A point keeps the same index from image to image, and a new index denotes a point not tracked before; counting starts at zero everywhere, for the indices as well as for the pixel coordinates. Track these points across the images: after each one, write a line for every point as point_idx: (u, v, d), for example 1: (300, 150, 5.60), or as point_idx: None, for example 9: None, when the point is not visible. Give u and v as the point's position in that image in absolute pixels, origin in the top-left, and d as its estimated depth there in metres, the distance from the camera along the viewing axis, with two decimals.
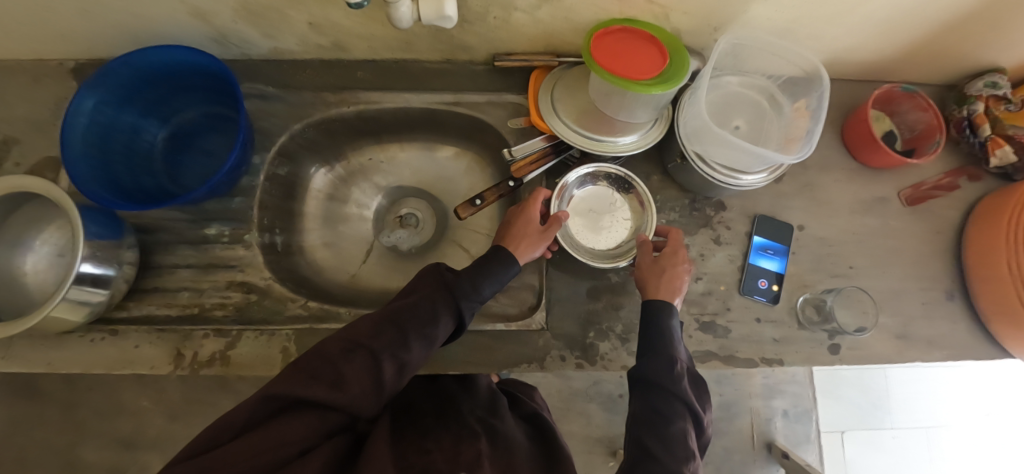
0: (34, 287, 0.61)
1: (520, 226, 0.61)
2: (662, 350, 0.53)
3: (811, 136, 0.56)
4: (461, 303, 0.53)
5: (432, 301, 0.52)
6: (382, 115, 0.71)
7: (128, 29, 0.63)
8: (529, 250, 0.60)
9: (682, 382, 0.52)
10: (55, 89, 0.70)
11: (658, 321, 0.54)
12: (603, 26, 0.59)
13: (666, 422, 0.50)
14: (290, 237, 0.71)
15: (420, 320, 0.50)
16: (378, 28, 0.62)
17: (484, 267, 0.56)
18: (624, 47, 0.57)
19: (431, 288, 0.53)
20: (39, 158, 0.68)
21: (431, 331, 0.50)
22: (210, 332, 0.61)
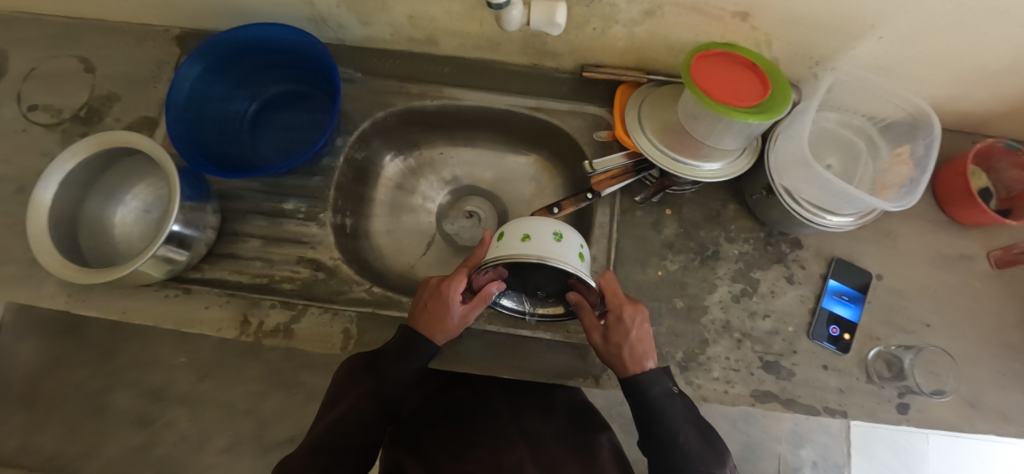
0: (121, 239, 0.64)
1: (437, 305, 0.56)
2: (659, 424, 0.53)
3: (914, 184, 0.53)
4: (385, 390, 0.55)
5: (357, 405, 0.54)
6: (461, 111, 0.71)
7: (237, 3, 0.65)
8: (445, 331, 0.56)
9: (690, 443, 0.52)
10: (156, 52, 0.73)
11: (641, 396, 0.53)
12: (704, 48, 0.58)
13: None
14: (357, 220, 0.72)
15: (359, 423, 0.54)
16: (475, 27, 0.63)
17: (404, 349, 0.56)
18: (722, 70, 0.56)
19: (354, 394, 0.55)
20: (135, 116, 0.71)
21: (367, 425, 0.54)
22: (277, 303, 0.63)
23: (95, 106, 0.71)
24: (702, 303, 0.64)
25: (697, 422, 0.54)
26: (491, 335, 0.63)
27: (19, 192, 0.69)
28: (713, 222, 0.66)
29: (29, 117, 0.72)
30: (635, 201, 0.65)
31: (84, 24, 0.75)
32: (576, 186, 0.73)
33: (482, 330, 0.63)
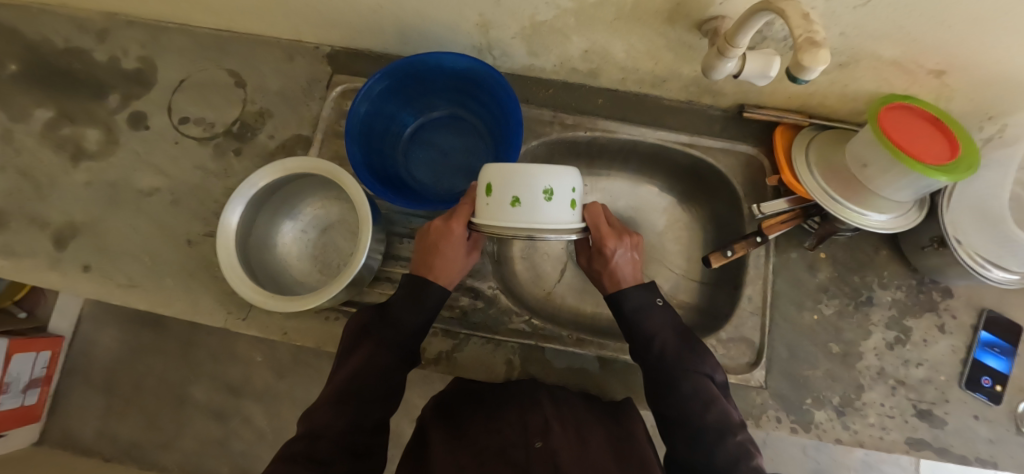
0: (286, 259, 0.65)
1: (452, 259, 0.55)
2: (643, 325, 0.54)
3: None
4: (403, 324, 0.53)
5: (376, 350, 0.52)
6: (612, 143, 0.72)
7: (410, 29, 0.66)
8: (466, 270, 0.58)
9: (683, 357, 0.52)
10: (308, 69, 0.74)
11: (622, 310, 0.55)
12: (882, 103, 0.59)
13: (688, 389, 0.50)
14: (500, 246, 0.73)
15: (376, 371, 0.50)
16: (647, 64, 0.63)
17: (415, 300, 0.53)
18: (906, 126, 0.57)
19: (371, 340, 0.52)
20: (290, 133, 0.71)
21: (389, 370, 0.51)
22: (439, 331, 0.63)
23: (247, 120, 0.72)
24: (857, 348, 0.64)
25: (676, 328, 0.54)
26: None
27: (174, 204, 0.70)
28: (866, 267, 0.67)
29: (181, 128, 0.72)
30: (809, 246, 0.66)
31: (234, 37, 0.76)
32: (718, 221, 0.74)
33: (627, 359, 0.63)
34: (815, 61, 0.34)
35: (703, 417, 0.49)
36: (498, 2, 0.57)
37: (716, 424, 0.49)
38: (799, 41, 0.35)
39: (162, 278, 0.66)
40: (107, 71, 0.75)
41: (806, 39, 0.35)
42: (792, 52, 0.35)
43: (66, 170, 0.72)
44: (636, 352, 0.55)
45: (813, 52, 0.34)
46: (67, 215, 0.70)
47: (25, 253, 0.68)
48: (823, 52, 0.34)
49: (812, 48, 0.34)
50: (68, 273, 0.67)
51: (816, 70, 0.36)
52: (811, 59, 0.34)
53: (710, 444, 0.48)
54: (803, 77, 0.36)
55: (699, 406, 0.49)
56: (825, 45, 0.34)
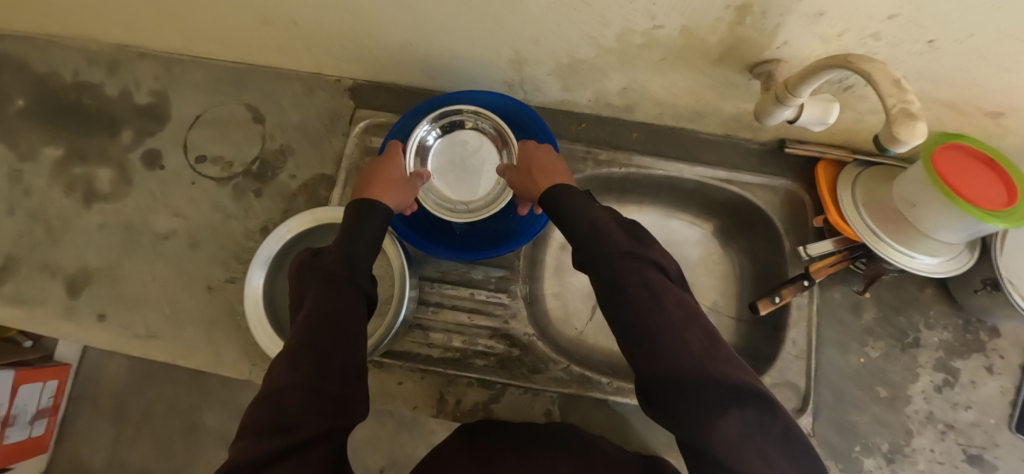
0: None
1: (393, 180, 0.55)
2: (581, 225, 0.44)
3: None
4: (353, 256, 0.44)
5: (319, 288, 0.42)
6: (646, 178, 0.70)
7: (439, 66, 0.64)
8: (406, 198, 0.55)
9: (640, 252, 0.40)
10: (329, 103, 0.71)
11: (575, 215, 0.45)
12: (935, 142, 0.57)
13: (630, 278, 0.38)
14: (531, 285, 0.71)
15: (325, 302, 0.40)
16: (687, 100, 0.61)
17: (363, 233, 0.47)
18: (958, 167, 0.55)
19: (310, 279, 0.43)
20: (312, 172, 0.68)
21: (343, 295, 0.41)
22: (474, 381, 0.62)
23: (267, 158, 0.69)
24: (905, 391, 0.62)
25: (623, 224, 0.44)
26: None
27: (193, 247, 0.67)
28: (911, 307, 0.65)
29: (197, 168, 0.69)
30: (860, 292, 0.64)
31: (250, 70, 0.73)
32: (755, 257, 0.71)
33: None
34: (912, 135, 0.32)
35: (662, 321, 0.36)
36: (538, 42, 0.55)
37: (675, 327, 0.35)
38: (891, 111, 0.33)
39: (182, 328, 0.64)
40: (118, 106, 0.72)
41: (897, 109, 0.33)
42: (884, 124, 0.33)
43: (80, 212, 0.69)
44: (581, 263, 0.43)
45: (909, 125, 0.32)
46: (81, 259, 0.67)
47: (37, 301, 0.65)
48: (921, 125, 0.32)
49: (905, 117, 0.32)
50: (83, 323, 0.64)
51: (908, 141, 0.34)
52: (907, 132, 0.32)
53: (704, 381, 0.32)
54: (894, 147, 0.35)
55: (670, 315, 0.36)
56: (923, 117, 0.32)
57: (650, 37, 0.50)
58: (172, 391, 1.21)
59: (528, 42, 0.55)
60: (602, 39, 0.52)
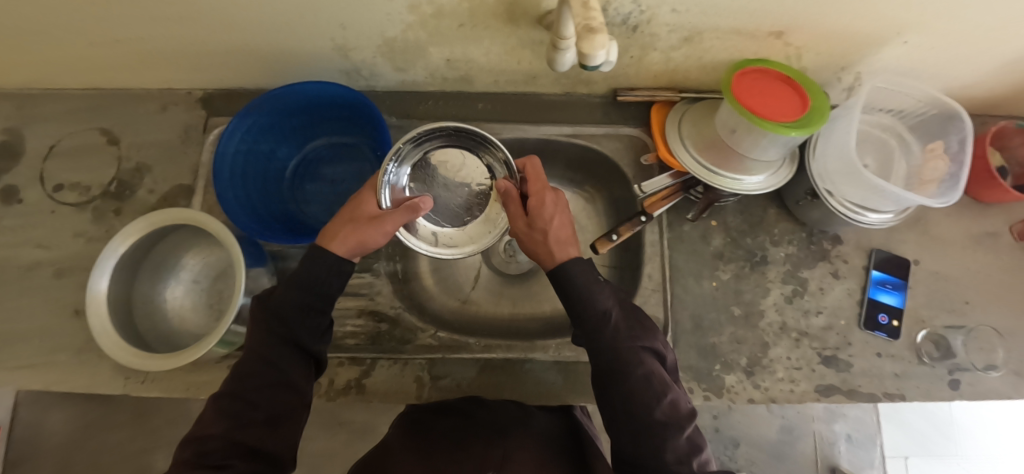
0: (177, 313, 0.64)
1: (360, 226, 0.49)
2: (593, 307, 0.48)
3: (955, 179, 0.56)
4: (289, 323, 0.46)
5: (264, 355, 0.46)
6: (500, 145, 0.72)
7: (271, 63, 0.65)
8: (360, 244, 0.49)
9: (634, 335, 0.48)
10: (183, 116, 0.72)
11: (573, 284, 0.48)
12: (737, 68, 0.60)
13: (636, 378, 0.45)
14: (406, 263, 0.72)
15: (252, 363, 0.46)
16: (511, 64, 0.64)
17: (310, 280, 0.47)
18: (757, 85, 0.58)
19: (252, 341, 0.47)
20: (170, 184, 0.69)
21: (279, 366, 0.46)
22: (345, 360, 0.63)
23: (126, 178, 0.70)
24: (758, 307, 0.66)
25: (626, 309, 0.50)
26: (560, 365, 0.64)
27: (59, 275, 0.67)
28: (758, 228, 0.69)
29: (56, 197, 0.70)
30: (691, 220, 0.68)
31: (100, 95, 0.73)
32: (617, 205, 0.74)
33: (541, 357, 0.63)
34: (594, 47, 0.35)
35: (631, 385, 0.45)
36: (344, 26, 0.57)
37: (646, 398, 0.45)
38: (579, 29, 0.35)
39: (53, 355, 0.64)
40: None
41: (586, 26, 0.36)
42: (576, 40, 0.35)
43: None
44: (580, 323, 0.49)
45: (591, 39, 0.35)
46: None
47: None
48: (601, 37, 0.35)
49: (588, 33, 0.35)
50: None
51: (602, 54, 0.37)
52: (590, 45, 0.35)
53: (644, 430, 0.44)
54: (595, 62, 0.37)
55: (648, 394, 0.45)
56: (601, 29, 0.34)
57: (436, 5, 0.52)
58: (113, 435, 1.19)
59: (336, 27, 0.57)
60: (398, 14, 0.54)
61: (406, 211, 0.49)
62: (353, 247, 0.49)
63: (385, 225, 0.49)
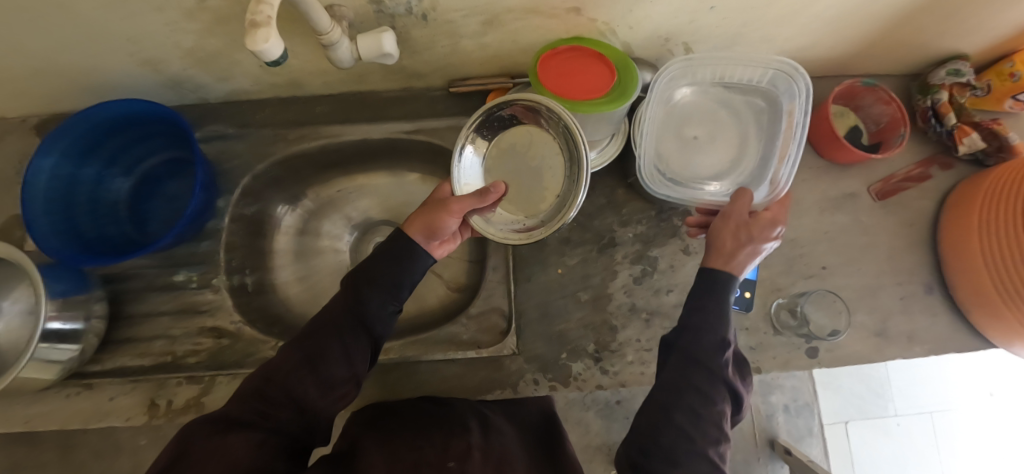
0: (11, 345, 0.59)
1: (431, 211, 0.53)
2: (706, 342, 0.47)
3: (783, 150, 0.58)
4: (366, 296, 0.49)
5: (343, 320, 0.48)
6: (344, 147, 0.70)
7: (87, 84, 0.64)
8: (430, 229, 0.53)
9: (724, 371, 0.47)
10: (17, 145, 0.70)
11: (717, 304, 0.47)
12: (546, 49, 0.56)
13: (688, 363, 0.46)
14: (260, 275, 0.71)
15: (333, 325, 0.48)
16: (328, 64, 0.62)
17: (392, 257, 0.52)
18: (568, 61, 0.56)
19: (337, 303, 0.50)
20: (7, 215, 0.68)
21: (347, 338, 0.48)
22: (183, 379, 0.62)
23: None
24: (606, 291, 0.65)
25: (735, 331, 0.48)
26: (409, 364, 0.63)
27: None
28: (606, 210, 0.68)
29: None
30: None
31: None
32: None
33: (384, 361, 0.62)
34: (256, 42, 0.35)
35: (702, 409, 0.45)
36: (134, 40, 0.55)
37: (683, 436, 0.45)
38: (247, 24, 0.36)
39: None
40: None
41: (258, 20, 0.36)
42: (245, 34, 0.36)
43: None
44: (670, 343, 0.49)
45: (253, 33, 0.35)
46: None
47: None
48: (262, 31, 0.35)
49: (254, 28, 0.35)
50: None
51: (278, 47, 0.37)
52: (252, 40, 0.35)
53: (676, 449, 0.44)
54: (276, 56, 0.38)
55: (693, 422, 0.45)
56: (258, 23, 0.35)
57: (209, 11, 0.51)
58: None
59: (127, 42, 0.56)
60: (177, 23, 0.53)
61: (476, 196, 0.51)
62: (429, 234, 0.54)
63: (452, 209, 0.52)
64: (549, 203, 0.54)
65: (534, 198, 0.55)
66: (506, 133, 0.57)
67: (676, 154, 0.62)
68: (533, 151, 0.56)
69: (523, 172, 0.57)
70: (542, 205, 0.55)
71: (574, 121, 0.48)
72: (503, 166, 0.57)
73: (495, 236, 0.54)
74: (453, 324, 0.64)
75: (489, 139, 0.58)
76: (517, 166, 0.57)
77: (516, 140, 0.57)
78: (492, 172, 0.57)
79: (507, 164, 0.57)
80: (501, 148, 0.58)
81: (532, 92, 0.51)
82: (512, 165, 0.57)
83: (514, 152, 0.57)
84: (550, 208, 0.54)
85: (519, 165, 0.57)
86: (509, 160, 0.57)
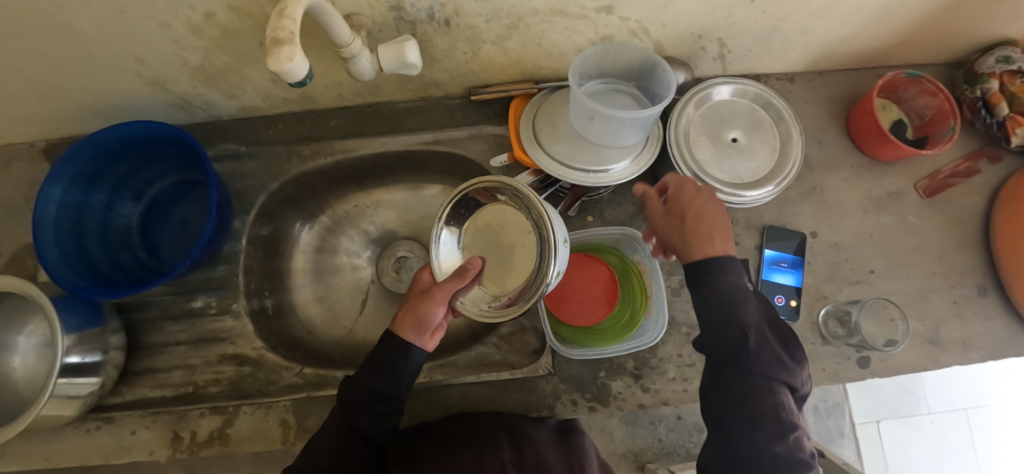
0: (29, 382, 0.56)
1: (413, 306, 0.50)
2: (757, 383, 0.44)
3: (796, 166, 0.58)
4: (356, 408, 0.47)
5: (336, 437, 0.47)
6: (361, 161, 0.67)
7: (95, 106, 0.61)
8: (418, 324, 0.49)
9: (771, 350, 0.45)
10: (25, 172, 0.68)
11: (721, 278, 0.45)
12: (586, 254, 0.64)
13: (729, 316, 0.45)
14: (279, 297, 0.68)
15: (327, 444, 0.46)
16: (344, 77, 0.59)
17: (383, 365, 0.49)
18: (562, 280, 0.62)
19: (328, 422, 0.48)
20: (17, 244, 0.66)
21: (344, 443, 0.46)
22: (206, 410, 0.60)
23: None
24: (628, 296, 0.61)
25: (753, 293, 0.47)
26: (440, 389, 0.61)
27: None
28: (638, 218, 0.65)
29: None
30: None
31: None
32: None
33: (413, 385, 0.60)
34: (280, 61, 0.33)
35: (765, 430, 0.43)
36: (141, 59, 0.53)
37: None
38: (268, 41, 0.34)
39: None
40: None
41: (278, 37, 0.34)
42: (266, 53, 0.34)
43: None
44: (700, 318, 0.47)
45: (276, 52, 0.33)
46: None
47: None
48: (286, 48, 0.33)
49: (276, 46, 0.33)
50: None
51: (302, 65, 0.35)
52: (274, 60, 0.33)
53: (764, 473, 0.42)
54: (300, 76, 0.36)
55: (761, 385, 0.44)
56: (281, 40, 0.33)
57: (218, 25, 0.48)
58: None
59: (134, 62, 0.53)
60: (186, 40, 0.50)
61: (455, 276, 0.47)
62: (419, 328, 0.50)
63: (434, 298, 0.48)
64: (517, 283, 0.47)
65: (504, 277, 0.48)
66: (482, 209, 0.51)
67: (712, 160, 0.58)
68: (509, 229, 0.49)
69: (489, 253, 0.50)
70: (510, 283, 0.48)
71: (543, 211, 0.44)
72: (481, 243, 0.51)
73: (472, 314, 0.48)
74: (483, 345, 0.62)
75: (470, 213, 0.51)
76: (489, 247, 0.51)
77: (490, 219, 0.51)
78: (470, 247, 0.51)
79: (482, 240, 0.51)
80: (476, 225, 0.51)
81: (511, 179, 0.46)
82: (487, 242, 0.51)
83: (483, 232, 0.51)
84: (519, 288, 0.47)
85: (491, 244, 0.50)
86: (485, 240, 0.51)
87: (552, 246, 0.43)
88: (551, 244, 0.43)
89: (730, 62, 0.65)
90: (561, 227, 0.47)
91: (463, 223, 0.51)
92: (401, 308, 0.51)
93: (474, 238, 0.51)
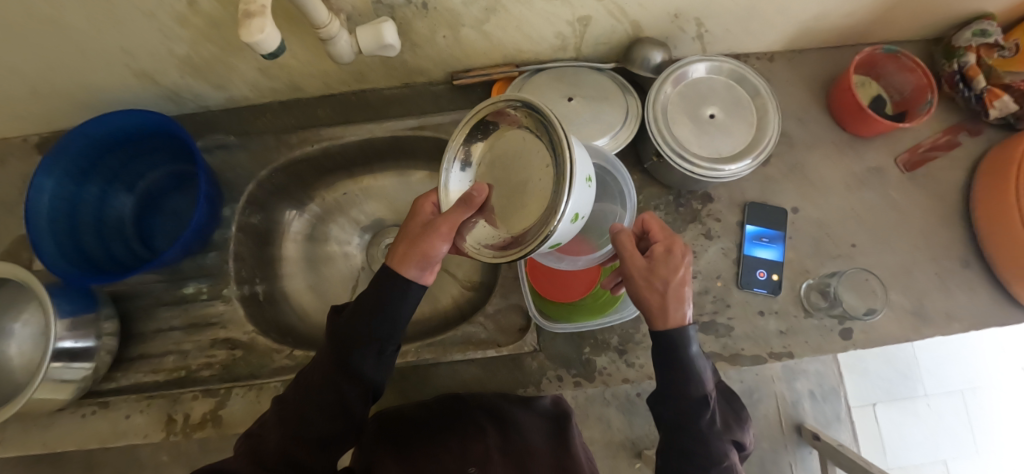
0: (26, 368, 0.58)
1: (414, 234, 0.46)
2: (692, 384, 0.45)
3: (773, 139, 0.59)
4: (354, 352, 0.46)
5: (333, 376, 0.46)
6: (348, 148, 0.68)
7: (85, 99, 0.63)
8: (415, 257, 0.45)
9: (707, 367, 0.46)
10: (19, 166, 0.69)
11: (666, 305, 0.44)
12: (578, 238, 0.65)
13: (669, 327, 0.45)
14: (270, 284, 0.69)
15: (323, 386, 0.46)
16: (328, 65, 0.61)
17: (376, 309, 0.46)
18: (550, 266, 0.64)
19: (323, 365, 0.47)
20: (12, 237, 0.67)
21: (341, 389, 0.46)
22: (198, 393, 0.61)
23: None
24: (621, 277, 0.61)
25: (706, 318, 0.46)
26: (427, 370, 0.62)
27: None
28: None
29: None
30: None
31: None
32: None
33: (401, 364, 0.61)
34: (251, 33, 0.35)
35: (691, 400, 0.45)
36: (127, 50, 0.54)
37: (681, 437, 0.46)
38: (241, 15, 0.35)
39: None
40: None
41: (251, 11, 0.35)
42: (239, 26, 0.35)
43: None
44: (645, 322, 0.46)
45: (247, 24, 0.35)
46: None
47: None
48: (257, 21, 0.34)
49: (248, 18, 0.35)
50: None
51: (274, 38, 0.36)
52: (246, 32, 0.35)
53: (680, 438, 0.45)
54: (273, 48, 0.37)
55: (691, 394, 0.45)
56: (253, 13, 0.34)
57: (201, 14, 0.49)
58: None
59: (121, 54, 0.54)
60: (170, 29, 0.51)
61: (460, 205, 0.43)
62: (417, 263, 0.46)
63: (439, 228, 0.44)
64: (523, 224, 0.41)
65: (512, 214, 0.42)
66: (501, 134, 0.45)
67: (692, 137, 0.60)
68: (526, 160, 0.42)
69: (499, 184, 0.44)
70: (516, 223, 0.42)
71: (563, 139, 0.36)
72: (494, 171, 0.45)
73: (472, 252, 0.44)
74: (470, 324, 0.63)
75: (483, 138, 0.46)
76: (502, 178, 0.44)
77: (508, 144, 0.44)
78: (481, 176, 0.46)
79: (496, 169, 0.45)
80: (491, 151, 0.45)
81: (534, 97, 0.39)
82: (501, 171, 0.44)
83: (498, 160, 0.45)
84: (525, 230, 0.40)
85: (503, 175, 0.44)
86: (498, 170, 0.45)
87: (569, 180, 0.35)
88: (569, 174, 0.35)
89: (709, 42, 0.66)
90: (584, 162, 0.40)
91: (475, 148, 0.46)
92: (401, 235, 0.48)
93: (486, 169, 0.46)
